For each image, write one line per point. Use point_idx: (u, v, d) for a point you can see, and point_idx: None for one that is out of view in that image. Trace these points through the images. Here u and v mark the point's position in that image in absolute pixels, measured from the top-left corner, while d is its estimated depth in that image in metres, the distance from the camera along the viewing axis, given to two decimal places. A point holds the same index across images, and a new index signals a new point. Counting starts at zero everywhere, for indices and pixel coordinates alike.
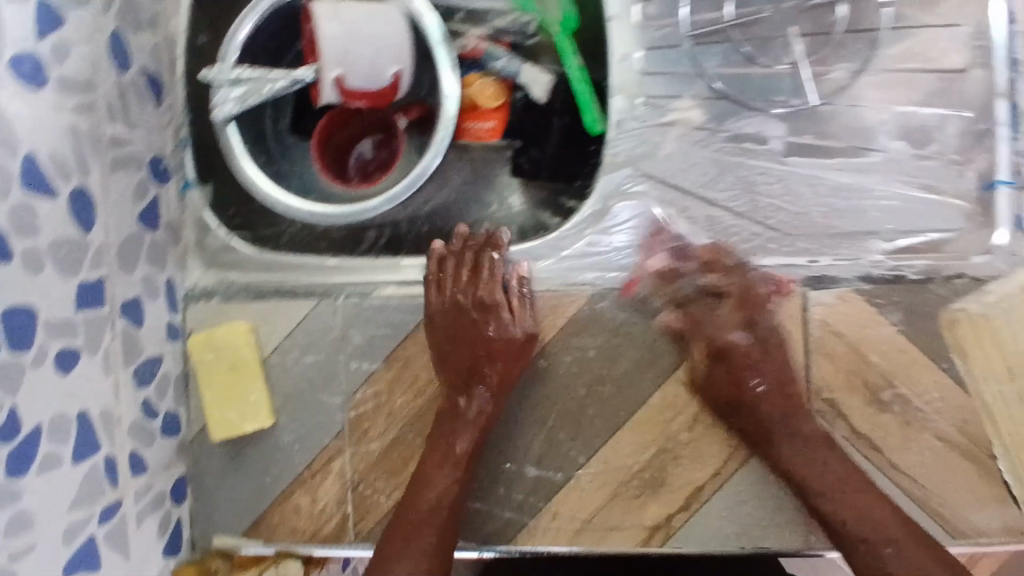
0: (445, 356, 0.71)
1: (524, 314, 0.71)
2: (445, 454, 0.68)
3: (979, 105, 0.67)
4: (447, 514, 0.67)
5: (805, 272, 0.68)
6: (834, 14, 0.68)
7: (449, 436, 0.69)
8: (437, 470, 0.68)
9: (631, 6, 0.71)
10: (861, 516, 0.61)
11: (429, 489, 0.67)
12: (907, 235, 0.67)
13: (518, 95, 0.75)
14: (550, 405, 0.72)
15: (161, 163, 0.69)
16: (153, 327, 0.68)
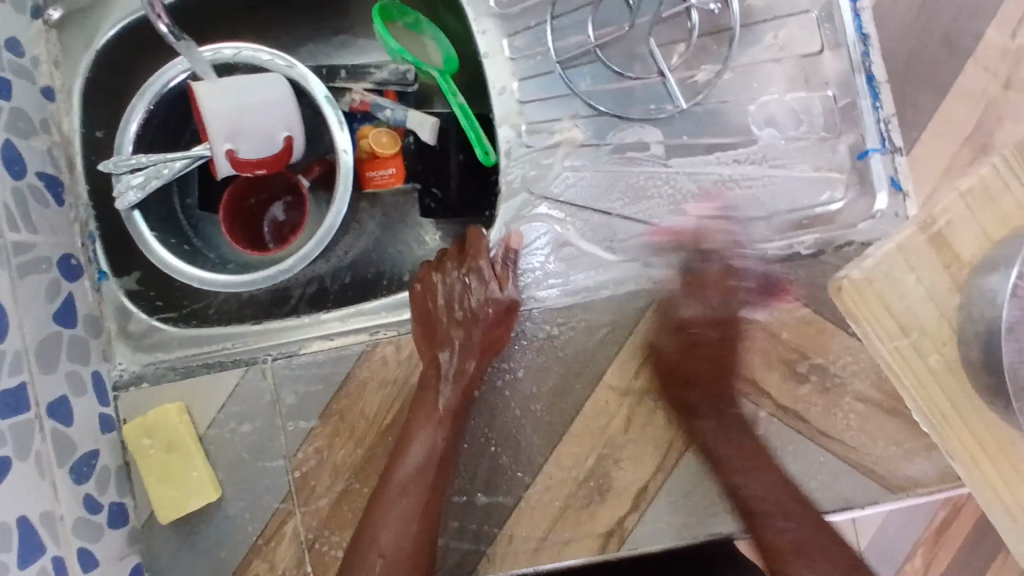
0: (431, 319, 0.70)
1: (509, 280, 0.70)
2: (431, 416, 0.67)
3: (839, 82, 0.69)
4: (432, 474, 0.66)
5: (707, 262, 0.70)
6: (690, 21, 0.69)
7: (434, 399, 0.68)
8: (419, 439, 0.66)
9: (501, 40, 0.71)
10: (774, 522, 0.65)
11: (416, 457, 0.66)
12: (796, 213, 0.70)
13: (410, 139, 0.77)
14: (530, 388, 0.70)
15: (71, 260, 0.73)
16: (83, 423, 0.70)
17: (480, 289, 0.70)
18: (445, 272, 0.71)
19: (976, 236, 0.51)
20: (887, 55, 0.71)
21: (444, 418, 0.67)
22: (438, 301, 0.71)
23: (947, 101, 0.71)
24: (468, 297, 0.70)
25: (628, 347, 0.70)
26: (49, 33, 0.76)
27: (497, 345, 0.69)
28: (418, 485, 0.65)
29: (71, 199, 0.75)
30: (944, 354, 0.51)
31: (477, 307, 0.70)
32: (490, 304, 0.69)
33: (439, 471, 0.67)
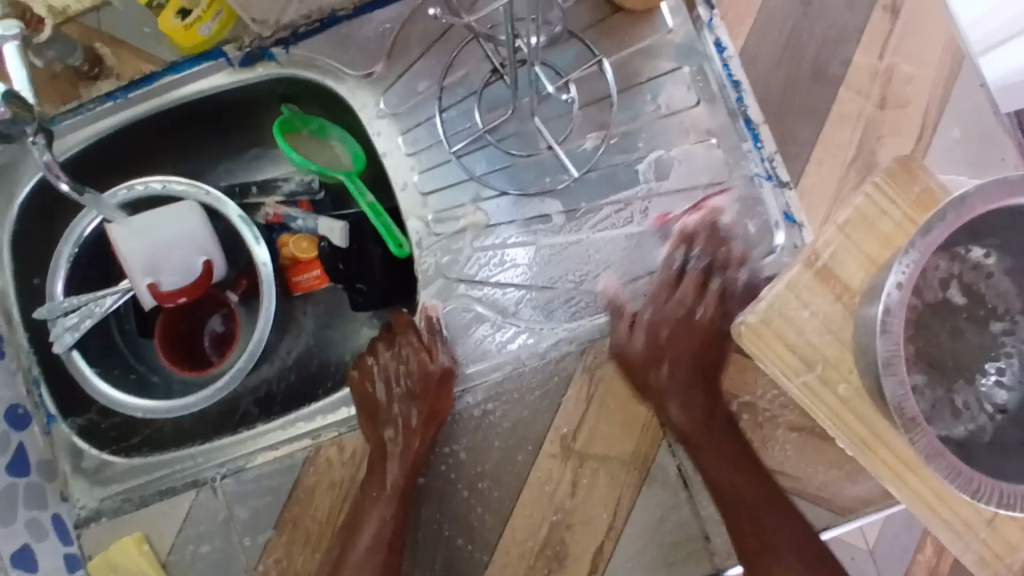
0: (373, 401, 0.73)
1: (440, 351, 0.72)
2: (381, 493, 0.69)
3: (717, 129, 0.72)
4: (386, 549, 0.68)
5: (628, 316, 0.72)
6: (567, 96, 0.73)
7: (383, 475, 0.69)
8: (369, 516, 0.69)
9: (396, 139, 0.75)
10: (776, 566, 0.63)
11: (370, 533, 0.68)
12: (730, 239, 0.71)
13: (323, 243, 0.77)
14: (460, 470, 0.72)
15: (19, 408, 0.75)
16: (49, 568, 0.71)
17: (414, 363, 0.72)
18: (381, 354, 0.75)
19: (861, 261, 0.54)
20: (762, 93, 0.74)
21: (395, 491, 0.69)
22: (379, 381, 0.74)
23: (827, 127, 0.73)
24: (406, 373, 0.73)
25: (563, 412, 0.71)
26: None
27: (439, 415, 0.71)
28: (373, 560, 0.68)
29: (12, 350, 0.77)
30: (853, 382, 0.54)
31: (415, 381, 0.72)
32: (427, 376, 0.71)
33: (391, 548, 0.69)
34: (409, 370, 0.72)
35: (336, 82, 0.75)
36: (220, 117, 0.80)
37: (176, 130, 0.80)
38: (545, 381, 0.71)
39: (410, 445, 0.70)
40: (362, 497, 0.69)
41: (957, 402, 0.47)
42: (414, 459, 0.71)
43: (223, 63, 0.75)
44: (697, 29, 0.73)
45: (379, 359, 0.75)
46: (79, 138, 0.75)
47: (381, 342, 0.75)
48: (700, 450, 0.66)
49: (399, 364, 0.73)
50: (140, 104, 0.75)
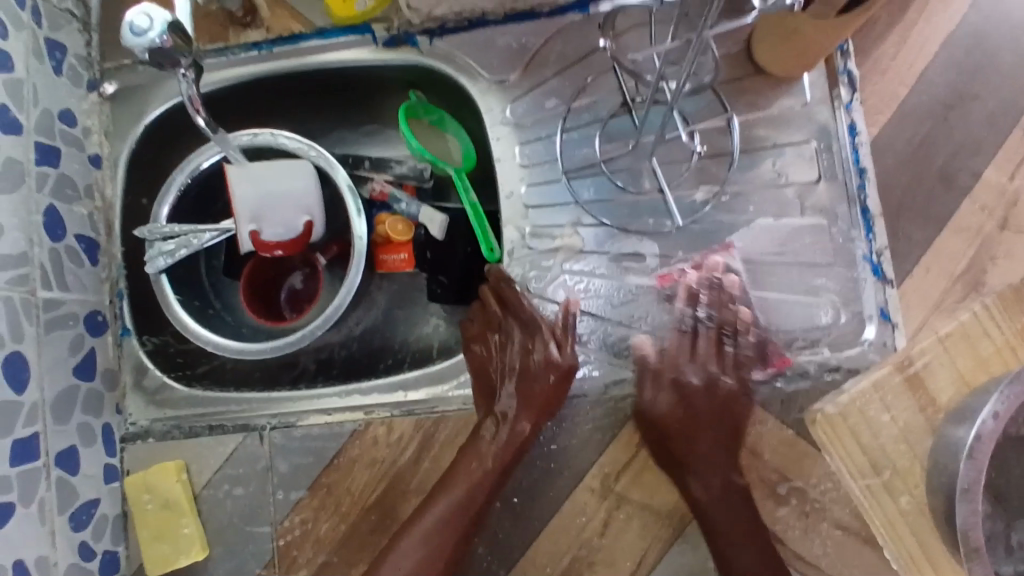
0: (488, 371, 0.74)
1: (570, 346, 0.71)
2: (480, 469, 0.68)
3: (829, 211, 0.72)
4: (469, 522, 0.68)
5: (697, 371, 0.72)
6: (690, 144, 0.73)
7: (485, 450, 0.69)
8: (457, 485, 0.68)
9: (513, 148, 0.76)
10: None
11: (446, 501, 0.68)
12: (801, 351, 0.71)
13: (421, 230, 0.80)
14: None
15: (98, 316, 0.78)
16: (88, 473, 0.73)
17: (542, 353, 0.71)
18: (510, 333, 0.74)
19: (953, 378, 0.52)
20: (884, 186, 0.73)
21: (490, 469, 0.69)
22: (498, 360, 0.74)
23: (941, 235, 0.72)
24: (531, 359, 0.72)
25: (610, 452, 0.71)
26: (102, 105, 0.82)
27: (552, 408, 0.71)
28: (444, 530, 0.67)
29: (106, 259, 0.80)
30: (916, 496, 0.52)
31: (539, 370, 0.71)
32: (551, 368, 0.71)
33: (471, 522, 0.68)
34: (535, 355, 0.72)
35: (470, 80, 0.77)
36: (349, 88, 0.83)
37: (306, 92, 0.83)
38: (598, 416, 0.72)
39: (519, 429, 0.70)
40: (454, 466, 0.69)
41: (1011, 539, 0.45)
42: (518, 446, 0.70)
43: (367, 39, 0.78)
44: (834, 109, 0.73)
45: (500, 334, 0.74)
46: (221, 78, 0.80)
47: (500, 316, 0.75)
48: (741, 525, 0.65)
49: (523, 345, 0.73)
50: (281, 60, 0.79)
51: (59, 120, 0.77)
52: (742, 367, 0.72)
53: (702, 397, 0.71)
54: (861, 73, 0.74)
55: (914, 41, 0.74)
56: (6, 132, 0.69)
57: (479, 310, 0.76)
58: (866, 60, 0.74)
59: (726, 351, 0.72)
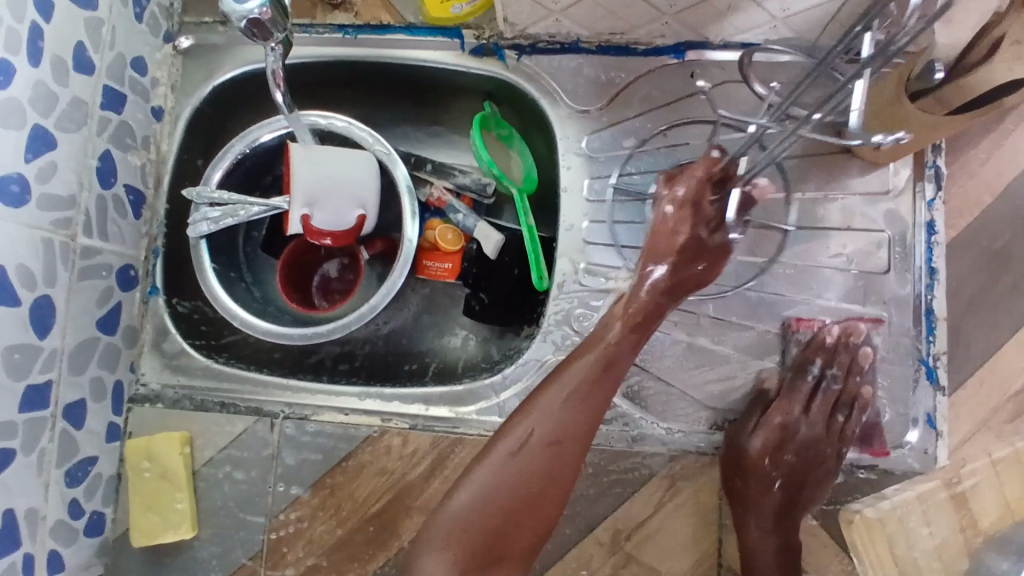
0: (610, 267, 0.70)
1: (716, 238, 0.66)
2: (521, 443, 0.61)
3: (897, 306, 0.70)
4: (507, 513, 0.60)
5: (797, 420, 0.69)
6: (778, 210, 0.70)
7: (531, 420, 0.61)
8: (491, 459, 0.61)
9: (582, 181, 0.75)
10: None
11: (500, 474, 0.60)
12: (872, 449, 0.69)
13: (472, 245, 0.79)
14: None
15: (131, 270, 0.76)
16: (92, 429, 0.71)
17: (662, 308, 0.65)
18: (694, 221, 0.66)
19: (997, 504, 0.66)
20: (953, 289, 0.72)
21: (542, 452, 0.61)
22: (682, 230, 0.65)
23: (1001, 351, 0.70)
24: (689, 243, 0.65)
25: (627, 507, 0.69)
26: (175, 58, 0.80)
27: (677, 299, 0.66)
28: (485, 513, 0.60)
29: (149, 214, 0.78)
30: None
31: (631, 342, 0.64)
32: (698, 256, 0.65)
33: (502, 517, 0.60)
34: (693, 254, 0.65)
35: (551, 104, 0.76)
36: (424, 87, 0.82)
37: (378, 83, 0.82)
38: (623, 470, 0.69)
39: (593, 417, 0.63)
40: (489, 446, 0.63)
41: None
42: (586, 433, 0.62)
43: (455, 44, 0.77)
44: (917, 203, 0.71)
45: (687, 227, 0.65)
46: (299, 53, 0.78)
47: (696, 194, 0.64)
48: None
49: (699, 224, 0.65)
50: (363, 48, 0.78)
51: (131, 67, 0.75)
52: (845, 440, 0.69)
53: (799, 449, 0.69)
54: (948, 171, 0.73)
55: (1009, 149, 0.72)
56: (78, 71, 0.67)
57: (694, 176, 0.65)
58: (956, 159, 0.73)
59: (836, 418, 0.69)
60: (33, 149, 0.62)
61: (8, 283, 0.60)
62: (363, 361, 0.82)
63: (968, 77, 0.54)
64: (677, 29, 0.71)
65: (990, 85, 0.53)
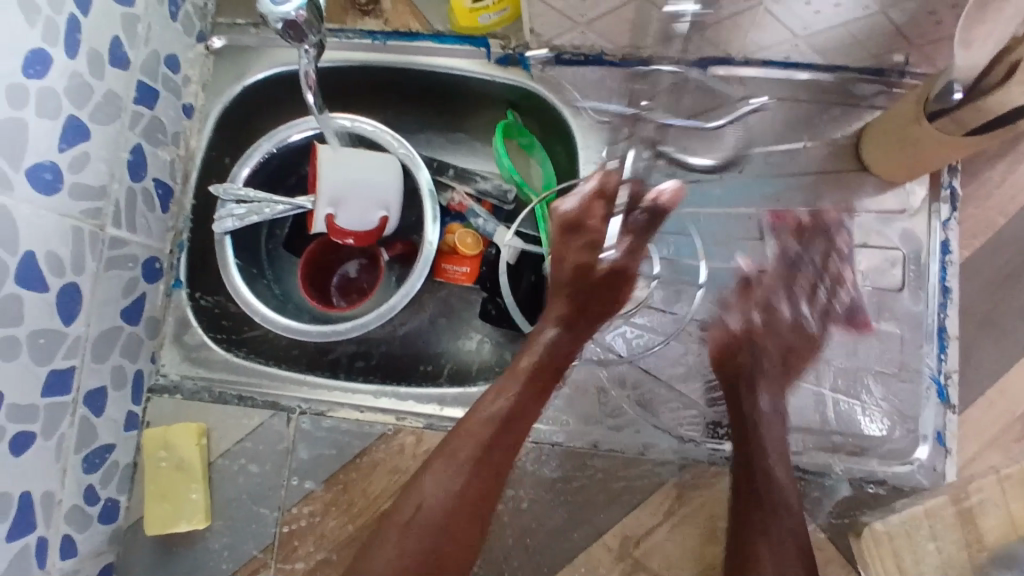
0: (581, 223, 0.76)
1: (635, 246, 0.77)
2: (417, 512, 0.62)
3: (910, 324, 0.72)
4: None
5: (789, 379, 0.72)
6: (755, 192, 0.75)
7: (424, 489, 0.63)
8: (391, 529, 0.62)
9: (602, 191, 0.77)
10: None
11: (406, 543, 0.61)
12: (888, 463, 0.70)
13: (491, 250, 0.80)
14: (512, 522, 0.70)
15: (156, 263, 0.77)
16: (111, 417, 0.72)
17: (573, 345, 0.71)
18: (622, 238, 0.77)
19: None
20: (966, 309, 0.72)
21: (439, 514, 0.62)
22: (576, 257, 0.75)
23: (1013, 371, 0.71)
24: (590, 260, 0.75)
25: (637, 514, 0.69)
26: (207, 57, 0.82)
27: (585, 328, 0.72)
28: None
29: (176, 209, 0.80)
30: None
31: (535, 390, 0.68)
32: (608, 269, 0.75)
33: None
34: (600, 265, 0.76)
35: (573, 114, 0.78)
36: (448, 93, 0.83)
37: (404, 88, 0.83)
38: (634, 476, 0.70)
39: (506, 458, 0.65)
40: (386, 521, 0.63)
41: None
42: (479, 495, 0.64)
43: (481, 53, 0.79)
44: (930, 223, 0.73)
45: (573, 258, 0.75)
46: (328, 57, 0.80)
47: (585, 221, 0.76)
48: None
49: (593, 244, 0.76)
50: (391, 54, 0.80)
51: (165, 64, 0.76)
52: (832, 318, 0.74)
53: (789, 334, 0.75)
54: (963, 193, 0.74)
55: None
56: (114, 65, 0.69)
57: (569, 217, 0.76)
58: (971, 182, 0.74)
59: (819, 294, 0.75)
60: (68, 139, 0.64)
61: (37, 269, 0.61)
62: (379, 360, 0.84)
63: (986, 99, 0.56)
64: (700, 45, 0.72)
65: (1008, 109, 0.55)
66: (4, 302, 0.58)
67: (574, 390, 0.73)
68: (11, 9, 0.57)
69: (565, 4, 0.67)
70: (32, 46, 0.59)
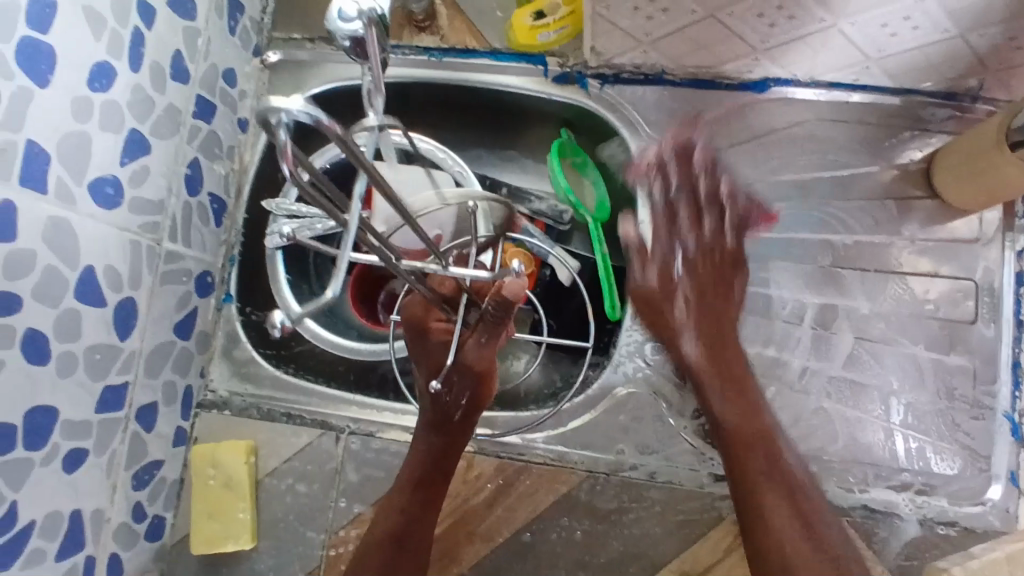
0: (424, 326, 0.68)
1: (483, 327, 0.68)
2: None
3: (982, 356, 0.70)
4: None
5: (861, 411, 0.70)
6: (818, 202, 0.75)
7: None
8: None
9: (660, 214, 0.75)
10: None
11: None
12: (965, 503, 0.67)
13: (546, 271, 0.82)
14: (564, 551, 0.68)
15: (208, 277, 0.77)
16: (161, 432, 0.72)
17: (452, 447, 0.68)
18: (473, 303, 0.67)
19: None
20: None
21: None
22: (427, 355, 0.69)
23: None
24: (471, 358, 0.68)
25: (694, 549, 0.67)
26: (262, 71, 0.82)
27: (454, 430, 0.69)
28: None
29: (228, 223, 0.80)
30: None
31: (422, 504, 0.65)
32: (465, 372, 0.68)
33: None
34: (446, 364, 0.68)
35: (632, 134, 0.76)
36: (499, 110, 0.82)
37: (458, 105, 0.83)
38: (693, 509, 0.68)
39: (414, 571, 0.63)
40: None
41: None
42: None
43: (538, 70, 0.77)
44: (1004, 254, 0.71)
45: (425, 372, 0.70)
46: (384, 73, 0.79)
47: (431, 324, 0.69)
48: None
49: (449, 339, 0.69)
50: (446, 70, 0.79)
51: (223, 78, 0.76)
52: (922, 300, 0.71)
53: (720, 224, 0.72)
54: None
55: None
56: (175, 79, 0.68)
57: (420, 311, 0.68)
58: None
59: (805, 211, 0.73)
60: (129, 153, 0.63)
61: (95, 284, 0.60)
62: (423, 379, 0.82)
63: None
64: (767, 66, 0.71)
65: None
66: (63, 318, 0.58)
67: (633, 417, 0.71)
68: (81, 23, 0.56)
69: (631, 23, 0.66)
70: (98, 58, 0.58)
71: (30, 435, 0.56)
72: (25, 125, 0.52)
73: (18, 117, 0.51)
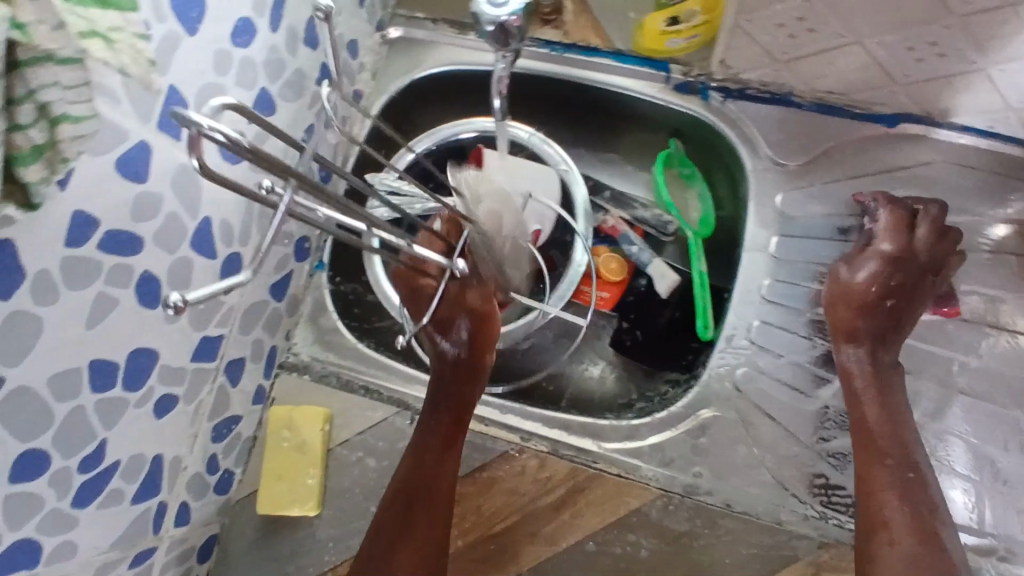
0: (415, 287, 0.71)
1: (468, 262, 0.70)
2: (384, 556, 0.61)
3: None
4: None
5: (950, 467, 0.67)
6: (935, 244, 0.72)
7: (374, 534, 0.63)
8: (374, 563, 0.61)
9: (769, 238, 0.74)
10: None
11: None
12: None
13: (641, 281, 0.81)
14: (628, 567, 0.67)
15: (306, 242, 0.77)
16: (244, 389, 0.73)
17: (463, 394, 0.69)
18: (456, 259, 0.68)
19: None
20: None
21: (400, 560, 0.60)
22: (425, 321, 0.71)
23: None
24: (463, 294, 0.70)
25: None
26: (381, 46, 0.82)
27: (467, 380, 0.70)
28: None
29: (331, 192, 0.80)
30: None
31: (439, 453, 0.66)
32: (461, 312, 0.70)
33: None
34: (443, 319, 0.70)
35: (750, 153, 0.75)
36: (612, 112, 0.81)
37: (571, 103, 0.82)
38: (768, 545, 0.66)
39: (434, 520, 0.62)
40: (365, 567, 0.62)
41: None
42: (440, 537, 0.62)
43: (661, 76, 0.76)
44: None
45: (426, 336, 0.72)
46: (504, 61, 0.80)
47: (416, 283, 0.71)
48: None
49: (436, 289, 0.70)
50: (566, 66, 0.78)
51: (347, 49, 0.76)
52: None
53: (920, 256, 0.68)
54: None
55: None
56: (306, 44, 0.69)
57: (405, 281, 0.72)
58: None
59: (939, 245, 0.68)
60: (256, 111, 0.64)
61: (210, 236, 0.61)
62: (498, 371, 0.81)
63: None
64: (905, 101, 0.68)
65: None
66: (176, 265, 0.58)
67: (714, 442, 0.70)
68: None
69: (771, 40, 0.64)
70: (244, 13, 0.58)
71: (130, 376, 0.57)
72: (169, 70, 0.52)
73: (166, 61, 0.51)
